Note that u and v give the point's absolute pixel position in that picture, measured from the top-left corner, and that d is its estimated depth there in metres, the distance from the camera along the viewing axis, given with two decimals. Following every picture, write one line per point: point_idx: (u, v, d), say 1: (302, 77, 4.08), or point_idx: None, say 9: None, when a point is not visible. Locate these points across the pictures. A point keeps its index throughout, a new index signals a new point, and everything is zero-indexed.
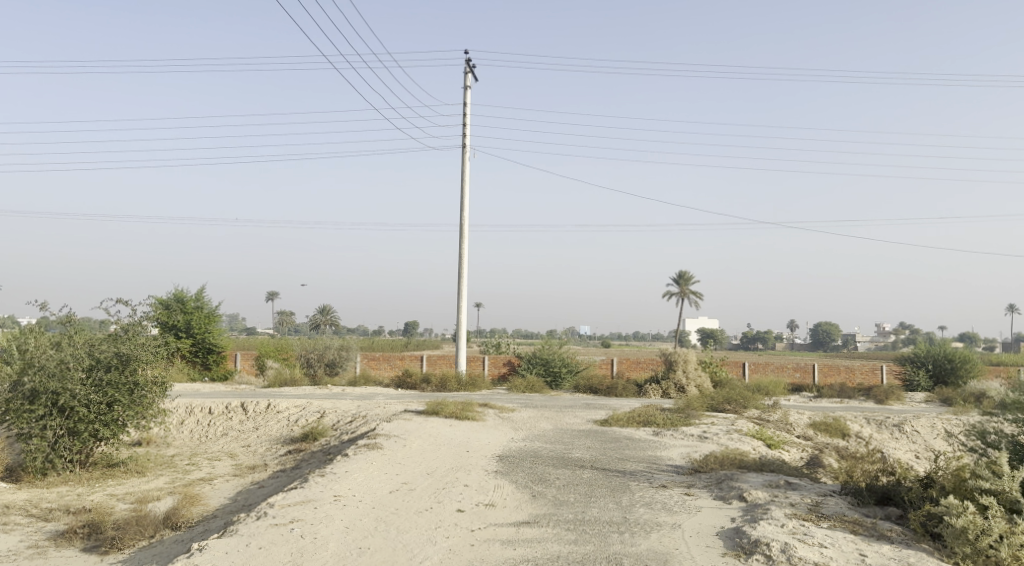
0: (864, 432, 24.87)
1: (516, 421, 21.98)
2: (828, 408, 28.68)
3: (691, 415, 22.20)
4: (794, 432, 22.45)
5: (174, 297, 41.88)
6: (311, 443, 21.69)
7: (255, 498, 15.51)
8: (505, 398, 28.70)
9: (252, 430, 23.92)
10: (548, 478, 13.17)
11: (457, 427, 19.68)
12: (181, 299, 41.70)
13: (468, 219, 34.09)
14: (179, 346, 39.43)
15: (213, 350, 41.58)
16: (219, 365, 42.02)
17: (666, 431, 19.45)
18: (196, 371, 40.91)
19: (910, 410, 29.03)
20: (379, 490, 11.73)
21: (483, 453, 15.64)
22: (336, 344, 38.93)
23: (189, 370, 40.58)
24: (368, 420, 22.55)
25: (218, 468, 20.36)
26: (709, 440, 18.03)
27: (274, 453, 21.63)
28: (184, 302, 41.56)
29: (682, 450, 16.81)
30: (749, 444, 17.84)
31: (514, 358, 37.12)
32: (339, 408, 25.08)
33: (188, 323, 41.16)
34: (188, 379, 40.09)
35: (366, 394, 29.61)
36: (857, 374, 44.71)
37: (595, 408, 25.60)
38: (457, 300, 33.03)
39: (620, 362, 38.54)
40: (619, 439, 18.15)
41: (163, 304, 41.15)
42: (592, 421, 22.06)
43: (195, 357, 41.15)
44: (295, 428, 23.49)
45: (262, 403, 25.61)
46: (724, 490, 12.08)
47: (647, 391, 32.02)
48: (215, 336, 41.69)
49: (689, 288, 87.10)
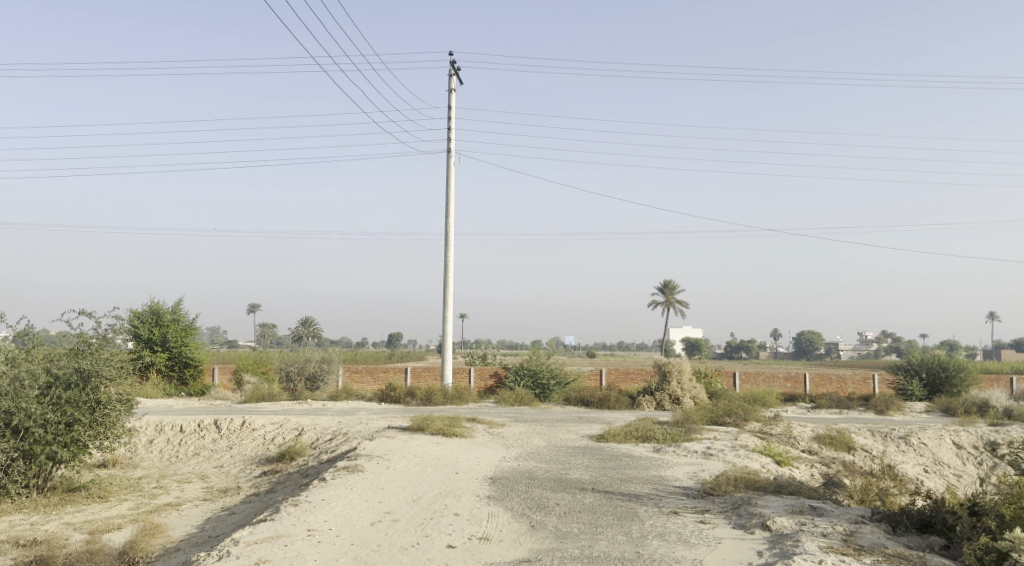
0: (870, 445, 23.76)
1: (506, 437, 20.71)
2: (829, 420, 27.54)
3: (691, 429, 21.01)
4: (798, 446, 21.29)
5: (149, 308, 40.38)
6: (288, 464, 20.34)
7: (222, 528, 14.16)
8: (493, 412, 27.36)
9: (225, 449, 22.55)
10: (547, 504, 11.91)
11: (444, 445, 18.39)
12: (156, 311, 40.19)
13: (454, 227, 32.88)
14: (154, 360, 38.01)
15: (190, 364, 40.11)
16: (196, 379, 40.52)
17: (667, 447, 18.24)
18: (172, 387, 39.37)
19: (914, 421, 27.93)
20: (359, 522, 10.46)
21: (473, 476, 14.35)
22: (316, 356, 37.47)
23: (165, 384, 39.13)
24: (349, 437, 21.22)
25: (187, 492, 18.97)
26: (714, 458, 16.84)
27: (248, 474, 20.28)
28: (160, 314, 40.11)
29: (687, 469, 15.59)
30: (758, 462, 16.65)
31: (501, 370, 35.85)
32: (318, 425, 23.73)
33: (163, 336, 39.74)
34: (163, 394, 38.61)
35: (348, 409, 28.21)
36: (850, 383, 43.71)
37: (589, 423, 24.34)
38: (443, 309, 31.76)
39: (609, 373, 37.32)
40: (618, 457, 16.90)
41: (137, 317, 39.70)
42: (587, 437, 20.83)
43: (171, 371, 39.72)
44: (272, 447, 22.13)
45: (236, 421, 24.24)
46: (744, 518, 10.89)
47: (641, 403, 30.81)
48: (192, 349, 40.23)
49: (675, 297, 86.09)
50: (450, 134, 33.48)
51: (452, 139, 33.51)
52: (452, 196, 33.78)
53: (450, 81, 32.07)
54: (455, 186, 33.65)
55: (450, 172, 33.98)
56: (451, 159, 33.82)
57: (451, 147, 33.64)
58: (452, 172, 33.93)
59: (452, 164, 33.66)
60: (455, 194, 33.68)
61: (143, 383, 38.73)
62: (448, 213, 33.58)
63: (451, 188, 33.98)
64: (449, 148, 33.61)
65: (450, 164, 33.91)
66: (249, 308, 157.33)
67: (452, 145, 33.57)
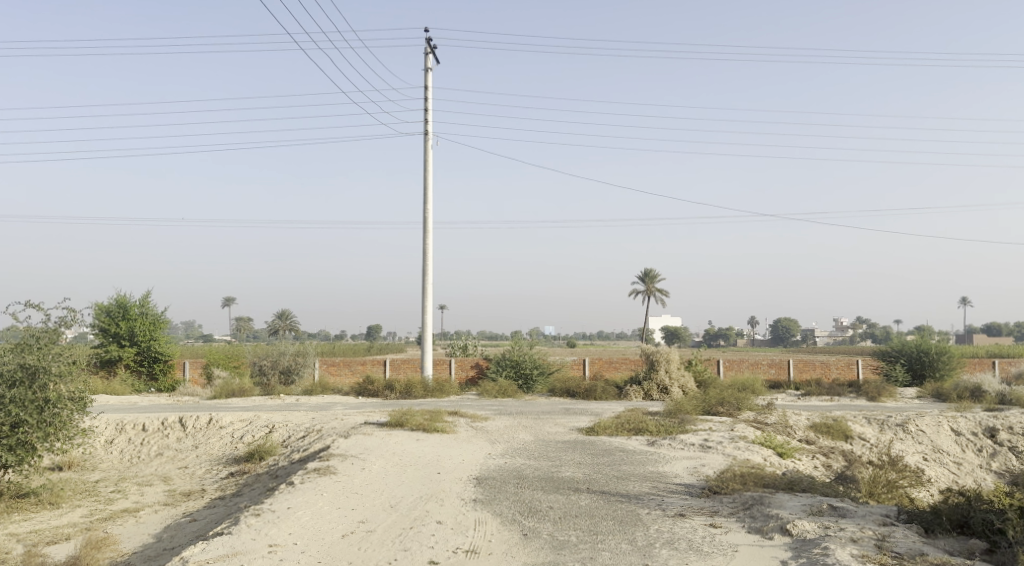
0: (866, 433, 22.75)
1: (491, 431, 19.52)
2: (822, 407, 26.56)
3: (685, 420, 19.95)
4: (795, 435, 20.27)
5: (116, 302, 38.77)
6: (256, 464, 19.07)
7: (180, 538, 12.92)
8: (475, 405, 26.15)
9: (190, 449, 21.23)
10: (539, 508, 10.75)
11: (425, 442, 17.19)
12: (123, 305, 38.60)
13: (432, 212, 31.58)
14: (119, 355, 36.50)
15: (159, 358, 38.58)
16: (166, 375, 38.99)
17: (662, 440, 17.12)
18: (141, 382, 37.86)
19: (909, 407, 27.04)
20: (329, 535, 9.27)
21: (457, 476, 13.16)
22: (291, 349, 36.05)
23: (134, 380, 37.66)
24: (322, 434, 19.96)
25: (147, 496, 17.66)
26: (713, 451, 15.79)
27: (214, 476, 19.01)
28: (127, 308, 38.53)
29: (686, 464, 14.47)
30: (760, 455, 15.57)
31: (482, 360, 34.65)
32: (290, 421, 22.44)
33: (131, 331, 38.21)
34: (132, 391, 37.14)
35: (323, 404, 26.91)
36: (834, 369, 42.92)
37: (577, 414, 23.23)
38: (423, 298, 30.50)
39: (593, 362, 36.21)
40: (612, 452, 15.76)
41: (104, 311, 38.15)
42: (576, 430, 19.67)
43: (140, 367, 38.25)
44: (240, 447, 20.85)
45: (202, 418, 22.91)
46: (758, 521, 9.79)
47: (628, 393, 29.76)
48: (161, 343, 38.67)
49: (655, 285, 85.11)
50: (427, 115, 32.14)
51: (429, 120, 32.18)
52: (430, 180, 32.45)
53: (426, 61, 30.71)
54: (432, 170, 32.31)
55: (427, 156, 32.64)
56: (428, 142, 32.47)
57: (428, 129, 32.30)
58: (430, 156, 32.60)
59: (430, 147, 32.31)
60: (433, 179, 32.36)
61: (111, 378, 37.21)
62: (426, 199, 32.26)
63: (428, 172, 32.66)
64: (426, 131, 32.27)
65: (427, 147, 32.57)
66: (224, 302, 154.95)
67: (429, 127, 32.24)
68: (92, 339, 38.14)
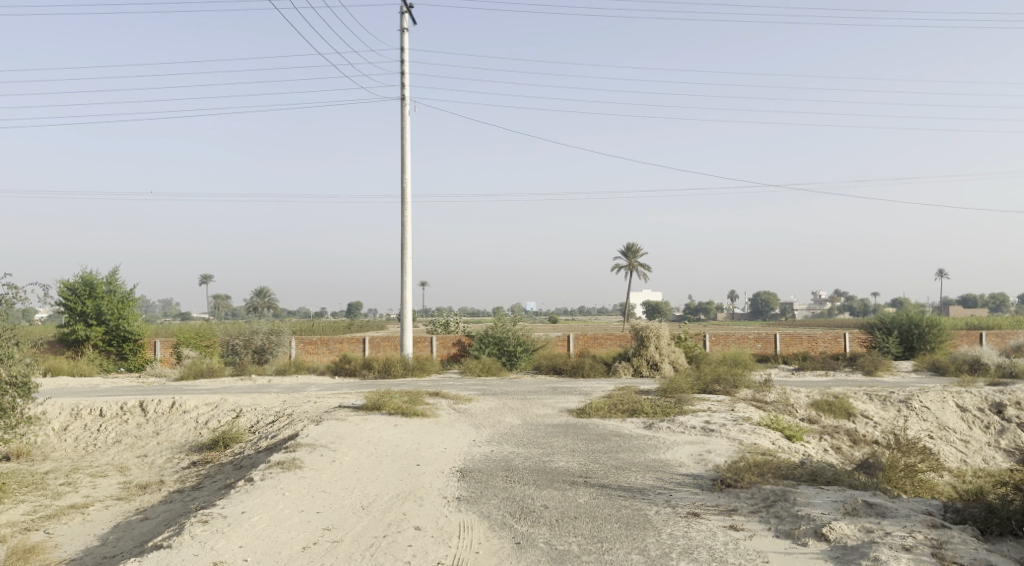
0: (869, 409, 21.52)
1: (475, 414, 18.18)
2: (820, 383, 25.36)
3: (682, 399, 18.67)
4: (798, 414, 19.05)
5: (82, 279, 36.93)
6: (221, 453, 17.65)
7: (127, 542, 11.52)
8: (457, 385, 24.79)
9: (151, 435, 19.78)
10: (532, 507, 9.42)
11: (404, 427, 15.79)
12: (89, 282, 36.78)
13: (410, 182, 30.01)
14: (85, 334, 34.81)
15: (129, 338, 36.86)
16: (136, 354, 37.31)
17: (660, 423, 15.81)
18: (110, 362, 36.21)
19: (909, 382, 25.88)
20: (287, 552, 7.89)
21: (438, 469, 11.78)
22: (265, 328, 34.48)
23: (102, 361, 36.02)
24: (293, 420, 18.55)
25: (100, 489, 16.19)
26: (717, 435, 14.48)
27: (174, 466, 17.59)
28: (93, 285, 36.66)
29: (690, 451, 13.16)
30: (768, 439, 14.25)
31: (465, 337, 33.27)
32: (259, 405, 21.01)
33: (98, 309, 36.40)
34: (100, 371, 35.52)
35: (296, 385, 25.48)
36: (821, 342, 41.88)
37: (565, 394, 21.92)
38: (402, 272, 29.03)
39: (578, 338, 34.94)
40: (607, 437, 14.41)
41: (68, 289, 36.27)
42: (566, 412, 18.36)
43: (108, 346, 36.58)
44: (204, 433, 19.44)
45: (164, 402, 21.43)
46: (787, 522, 8.48)
47: (617, 369, 28.56)
48: (129, 322, 36.86)
49: (638, 260, 83.85)
50: (403, 79, 30.48)
51: (406, 84, 30.52)
52: (407, 148, 30.84)
53: (402, 21, 28.98)
54: (410, 137, 30.66)
55: (404, 122, 31.01)
56: (405, 108, 30.83)
57: (405, 94, 30.64)
58: (407, 123, 30.98)
59: (407, 113, 30.67)
60: (410, 147, 30.77)
61: (77, 358, 35.52)
62: (404, 168, 30.69)
63: (405, 140, 31.05)
64: (403, 95, 30.60)
65: (404, 114, 30.93)
66: (202, 279, 152.43)
67: (406, 91, 30.58)
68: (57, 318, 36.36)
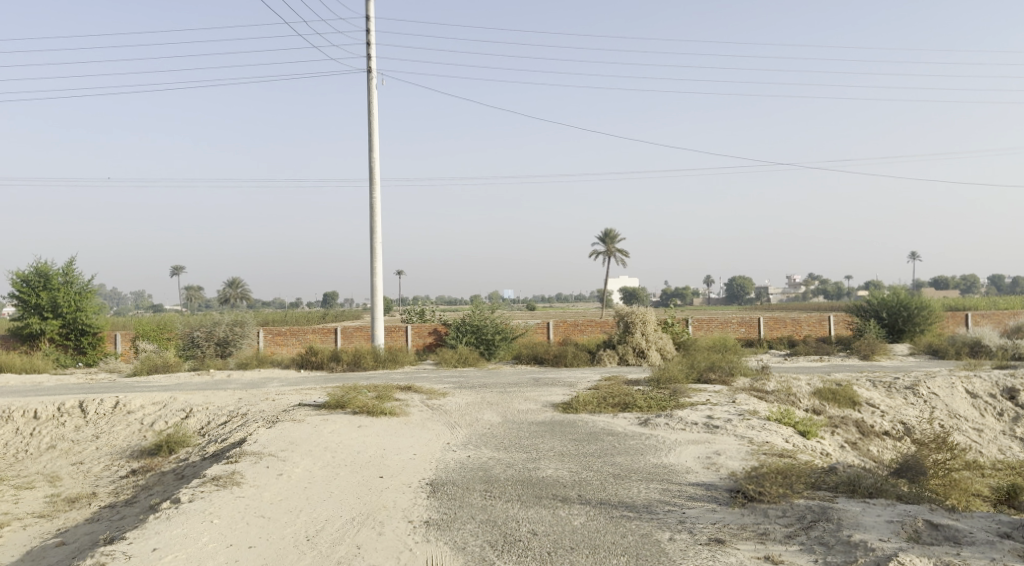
0: (874, 396, 19.94)
1: (449, 411, 16.38)
2: (818, 369, 23.78)
3: (677, 391, 16.99)
4: (802, 405, 17.42)
5: (35, 269, 34.48)
6: (163, 460, 15.76)
7: None
8: (432, 377, 22.97)
9: (89, 439, 17.84)
10: (519, 535, 7.65)
11: (369, 428, 13.96)
12: (44, 273, 34.39)
13: (379, 162, 28.03)
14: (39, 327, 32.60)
15: (88, 331, 34.62)
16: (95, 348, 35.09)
17: (657, 419, 14.09)
18: (67, 357, 33.99)
19: (910, 367, 24.41)
20: None
21: (404, 483, 9.97)
22: (227, 319, 32.38)
23: (59, 355, 33.82)
24: (247, 421, 16.68)
25: (22, 504, 14.25)
26: (722, 432, 12.76)
27: (111, 476, 15.68)
28: (48, 276, 34.27)
29: (696, 453, 11.42)
30: (781, 436, 12.55)
31: (441, 326, 31.45)
32: (211, 404, 19.10)
33: (54, 301, 34.08)
34: (56, 366, 33.32)
35: (257, 381, 23.55)
36: (805, 326, 40.48)
37: (548, 386, 20.19)
38: (371, 258, 27.10)
39: (558, 325, 33.27)
40: (599, 438, 12.67)
41: (21, 280, 33.87)
42: (550, 407, 16.61)
43: (66, 339, 34.34)
44: (149, 437, 17.52)
45: (107, 402, 19.47)
46: (838, 554, 6.79)
47: (602, 358, 26.93)
48: (89, 315, 34.63)
49: (615, 246, 82.23)
50: (369, 49, 28.49)
51: (372, 55, 28.51)
52: (375, 124, 28.83)
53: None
54: (377, 112, 28.60)
55: (371, 97, 28.98)
56: (371, 80, 28.80)
57: (371, 66, 28.62)
58: (374, 97, 28.96)
59: (374, 86, 28.65)
60: (378, 122, 28.76)
61: (32, 353, 33.25)
62: (372, 146, 28.70)
63: (373, 115, 29.05)
64: (369, 67, 28.59)
65: (371, 87, 28.92)
66: (172, 269, 149.27)
67: (372, 63, 28.58)
68: (11, 311, 34.04)
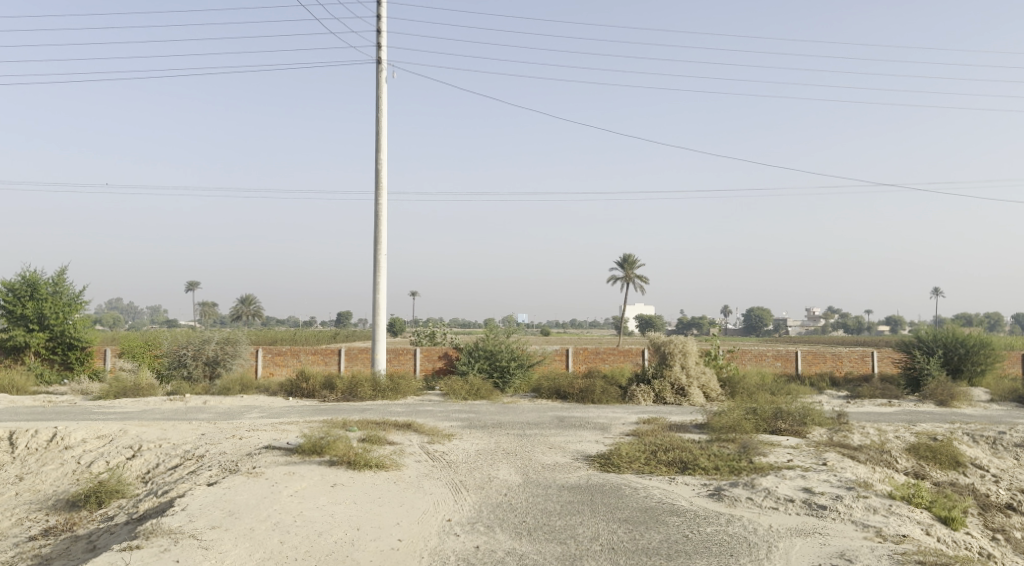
0: (980, 454, 16.09)
1: (455, 463, 12.72)
2: (898, 416, 19.94)
3: (746, 444, 13.31)
4: (901, 467, 13.70)
5: (23, 277, 31.18)
6: (87, 516, 12.25)
7: None
8: (437, 412, 19.33)
9: (10, 483, 14.41)
10: None
11: (346, 489, 10.37)
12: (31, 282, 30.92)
13: (386, 166, 24.58)
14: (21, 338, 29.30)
15: (76, 345, 31.22)
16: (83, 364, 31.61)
17: (734, 490, 10.43)
18: (53, 373, 30.47)
19: (1005, 417, 20.49)
20: None
21: None
22: (217, 336, 28.88)
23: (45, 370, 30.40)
24: (200, 468, 13.14)
25: None
26: (834, 521, 9.11)
27: (18, 535, 12.16)
28: (37, 285, 30.84)
29: (811, 557, 7.82)
30: (921, 528, 8.93)
31: (452, 350, 27.93)
32: (167, 441, 15.56)
33: (39, 313, 30.72)
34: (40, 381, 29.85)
35: (235, 410, 19.99)
36: (847, 362, 36.33)
37: (576, 429, 16.55)
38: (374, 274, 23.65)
39: (578, 353, 29.57)
40: (661, 521, 9.03)
41: (8, 288, 30.58)
42: (585, 461, 12.98)
43: (53, 354, 30.93)
44: (81, 481, 14.02)
45: (43, 433, 16.02)
46: None
47: (635, 394, 23.26)
48: (78, 327, 31.26)
49: (636, 272, 78.46)
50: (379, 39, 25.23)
51: (381, 46, 25.18)
52: (383, 123, 25.39)
53: None
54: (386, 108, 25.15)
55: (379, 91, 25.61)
56: (380, 73, 25.49)
57: (381, 58, 25.28)
58: (383, 92, 25.56)
59: (384, 80, 25.28)
60: (386, 121, 25.34)
61: (13, 368, 29.88)
62: (379, 149, 25.35)
63: (381, 113, 25.64)
64: (379, 59, 25.33)
65: (380, 80, 25.56)
66: (188, 284, 146.14)
67: (382, 54, 25.22)
68: None
